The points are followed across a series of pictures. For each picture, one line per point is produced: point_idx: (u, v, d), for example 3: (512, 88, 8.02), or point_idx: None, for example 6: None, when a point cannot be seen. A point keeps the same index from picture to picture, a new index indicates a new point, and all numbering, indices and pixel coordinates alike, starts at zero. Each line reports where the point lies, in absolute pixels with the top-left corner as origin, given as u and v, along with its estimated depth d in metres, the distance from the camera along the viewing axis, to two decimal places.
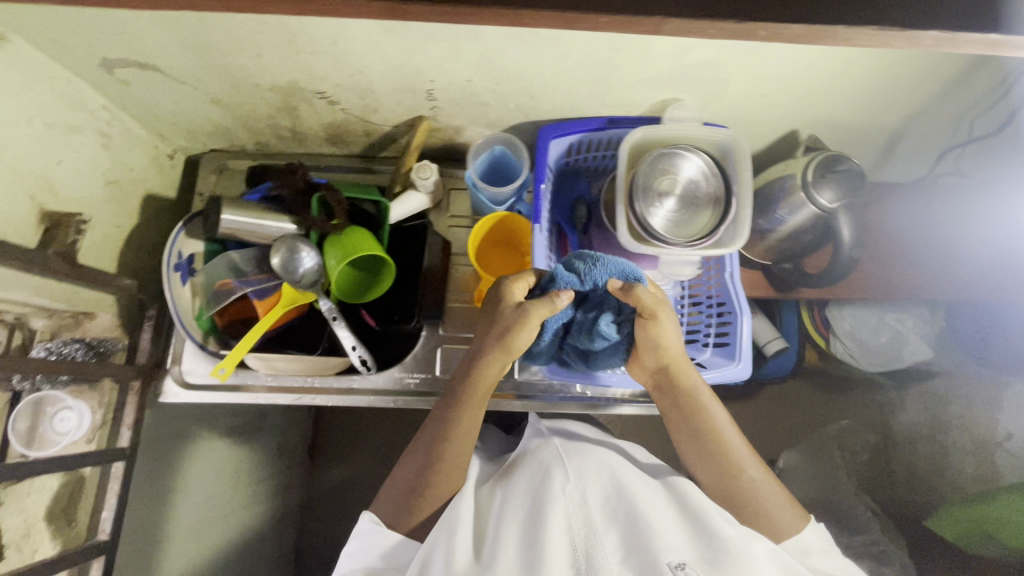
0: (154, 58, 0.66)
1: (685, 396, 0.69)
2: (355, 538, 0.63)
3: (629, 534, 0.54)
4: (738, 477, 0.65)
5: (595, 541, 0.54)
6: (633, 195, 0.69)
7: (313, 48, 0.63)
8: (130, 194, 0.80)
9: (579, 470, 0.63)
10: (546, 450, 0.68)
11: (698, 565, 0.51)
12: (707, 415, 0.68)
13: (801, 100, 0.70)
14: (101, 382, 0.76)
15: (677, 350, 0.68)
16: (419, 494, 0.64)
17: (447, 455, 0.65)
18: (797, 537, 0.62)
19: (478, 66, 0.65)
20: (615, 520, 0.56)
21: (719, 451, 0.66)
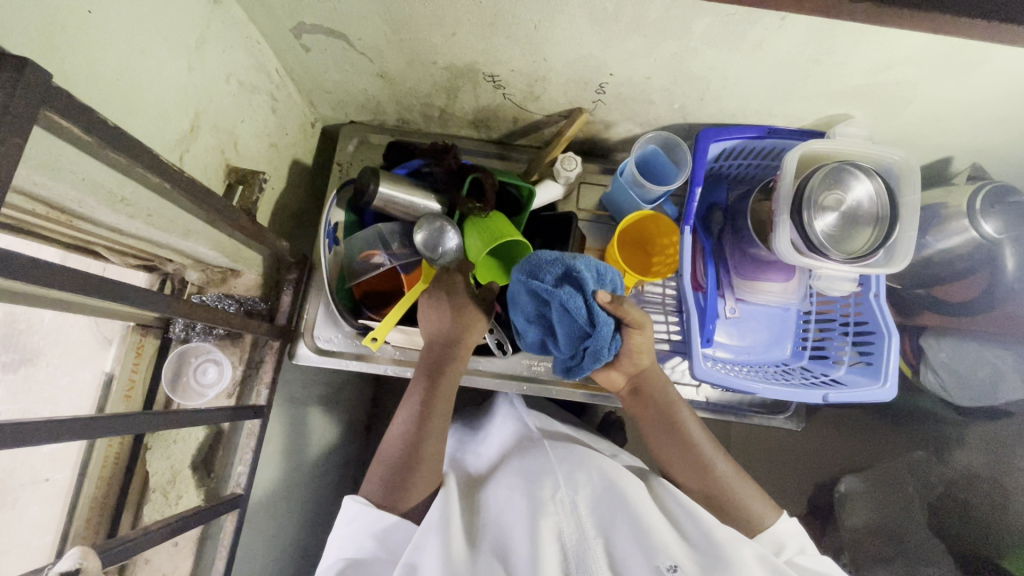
0: (348, 28, 0.67)
1: (660, 405, 0.71)
2: (343, 521, 0.65)
3: (618, 536, 0.59)
4: (712, 475, 0.68)
5: (585, 548, 0.58)
6: (800, 209, 0.69)
7: (510, 31, 0.63)
8: (283, 158, 0.81)
9: (571, 472, 0.65)
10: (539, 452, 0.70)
11: (690, 567, 0.56)
12: (680, 419, 0.70)
13: (975, 127, 0.70)
14: (242, 339, 0.78)
15: (650, 358, 0.71)
16: (410, 477, 0.66)
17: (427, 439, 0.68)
18: (770, 529, 0.66)
19: (666, 64, 0.66)
20: (604, 522, 0.61)
21: (694, 452, 0.69)
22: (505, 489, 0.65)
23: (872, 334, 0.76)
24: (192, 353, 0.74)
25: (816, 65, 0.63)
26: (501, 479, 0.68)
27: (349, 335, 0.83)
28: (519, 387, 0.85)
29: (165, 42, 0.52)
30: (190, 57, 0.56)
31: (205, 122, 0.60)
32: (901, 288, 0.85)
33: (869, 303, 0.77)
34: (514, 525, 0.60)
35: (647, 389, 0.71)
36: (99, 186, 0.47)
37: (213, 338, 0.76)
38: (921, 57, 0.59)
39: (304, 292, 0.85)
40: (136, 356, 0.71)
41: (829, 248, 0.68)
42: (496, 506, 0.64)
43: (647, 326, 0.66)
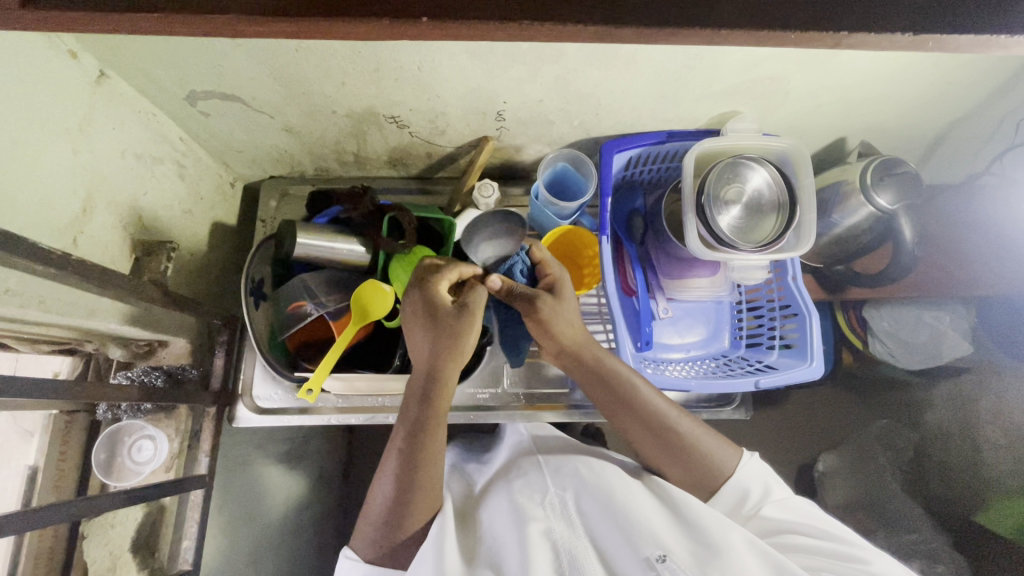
0: (240, 90, 0.68)
1: (602, 375, 0.67)
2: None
3: (608, 532, 0.58)
4: (671, 435, 0.65)
5: (577, 544, 0.57)
6: (703, 203, 0.71)
7: (396, 74, 0.65)
8: (201, 222, 0.81)
9: (560, 474, 0.66)
10: (527, 460, 0.71)
11: (684, 557, 0.54)
12: (634, 390, 0.66)
13: (854, 107, 0.74)
14: (176, 410, 0.76)
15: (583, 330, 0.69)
16: (400, 526, 0.60)
17: (416, 485, 0.60)
18: (734, 478, 0.64)
19: (553, 86, 0.69)
20: (595, 518, 0.59)
21: (656, 420, 0.66)
22: (493, 505, 0.64)
23: (795, 315, 0.78)
24: (125, 432, 0.72)
25: (691, 71, 0.66)
26: (492, 493, 0.67)
27: (289, 390, 0.82)
28: (465, 416, 0.84)
29: (41, 129, 0.53)
30: (73, 139, 0.57)
31: (99, 200, 0.61)
32: (823, 266, 0.89)
33: (789, 286, 0.79)
34: (505, 532, 0.59)
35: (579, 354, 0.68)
36: None
37: (144, 415, 0.74)
38: (782, 53, 0.62)
39: (236, 356, 0.85)
40: (62, 446, 0.69)
41: (737, 240, 0.71)
42: (487, 519, 0.62)
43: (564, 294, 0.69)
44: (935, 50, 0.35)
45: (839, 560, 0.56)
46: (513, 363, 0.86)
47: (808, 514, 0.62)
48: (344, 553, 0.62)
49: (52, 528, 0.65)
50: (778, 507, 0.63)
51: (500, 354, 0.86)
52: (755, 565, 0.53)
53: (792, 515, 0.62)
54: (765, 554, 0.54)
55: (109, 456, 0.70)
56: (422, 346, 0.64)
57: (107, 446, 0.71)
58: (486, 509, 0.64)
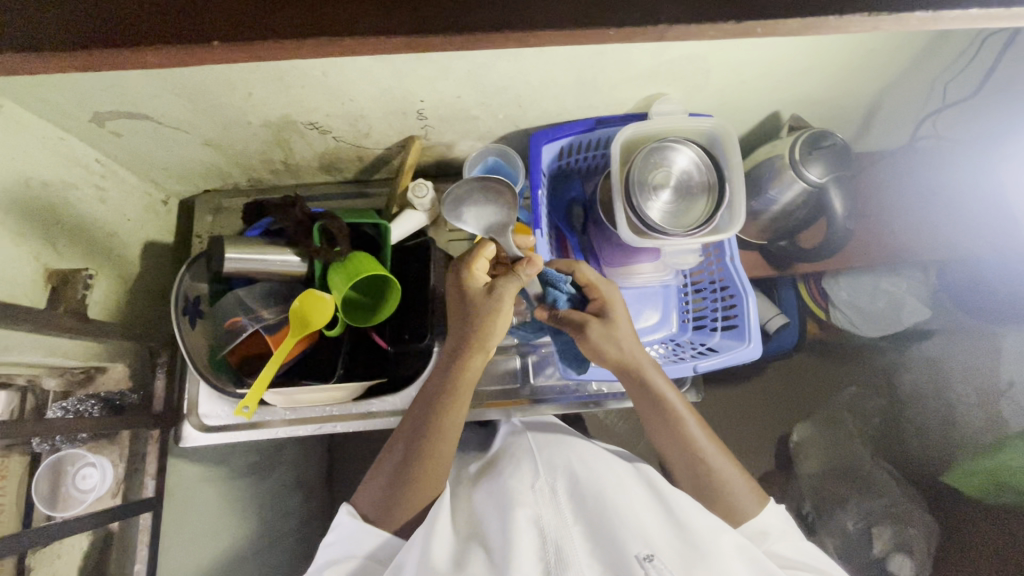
0: (145, 108, 0.66)
1: (649, 396, 0.66)
2: (332, 531, 0.62)
3: (596, 526, 0.57)
4: (702, 467, 0.67)
5: (564, 534, 0.56)
6: (629, 190, 0.70)
7: (302, 81, 0.64)
8: (131, 243, 0.80)
9: (553, 466, 0.66)
10: (521, 448, 0.71)
11: (669, 557, 0.53)
12: (678, 415, 0.67)
13: (779, 82, 0.72)
14: (119, 435, 0.76)
15: (637, 351, 0.67)
16: (402, 496, 0.61)
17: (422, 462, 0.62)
18: (755, 521, 0.65)
19: (466, 82, 0.67)
20: (584, 510, 0.59)
21: (691, 445, 0.67)
22: (490, 494, 0.64)
23: (733, 297, 0.78)
24: (68, 461, 0.71)
25: (603, 57, 0.64)
26: (488, 480, 0.67)
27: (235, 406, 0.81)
28: None
29: None
30: None
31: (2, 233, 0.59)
32: (768, 243, 0.88)
33: (727, 267, 0.78)
34: (498, 520, 0.59)
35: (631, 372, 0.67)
36: None
37: (83, 443, 0.73)
38: None
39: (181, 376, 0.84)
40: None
41: (665, 224, 0.70)
42: (478, 510, 0.63)
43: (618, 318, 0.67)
44: (766, 35, 0.37)
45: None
46: None
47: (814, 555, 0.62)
48: (344, 506, 0.63)
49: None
50: (788, 545, 0.63)
51: (445, 355, 0.86)
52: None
53: (800, 556, 0.62)
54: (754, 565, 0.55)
55: (52, 485, 0.69)
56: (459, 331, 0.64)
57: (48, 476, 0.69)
58: (480, 498, 0.64)
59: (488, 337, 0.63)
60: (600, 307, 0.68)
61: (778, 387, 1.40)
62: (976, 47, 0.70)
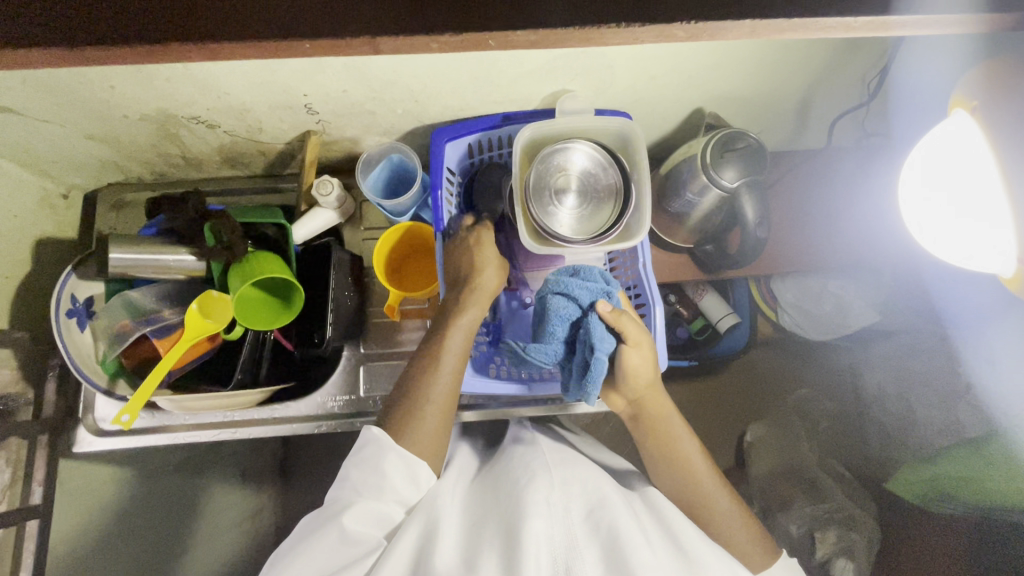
0: (4, 100, 0.62)
1: (657, 428, 0.70)
2: (352, 458, 0.60)
3: (608, 552, 0.53)
4: (709, 514, 0.68)
5: (576, 555, 0.52)
6: (528, 193, 0.66)
7: (165, 74, 0.59)
8: (18, 240, 0.76)
9: (567, 483, 0.60)
10: (532, 458, 0.65)
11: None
12: (682, 449, 0.69)
13: (691, 78, 0.68)
14: (6, 440, 0.71)
15: (651, 384, 0.68)
16: (415, 416, 0.62)
17: (430, 381, 0.64)
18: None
19: (347, 75, 0.62)
20: (599, 533, 0.54)
21: (694, 480, 0.68)
22: (495, 505, 0.59)
23: (643, 305, 0.73)
24: None
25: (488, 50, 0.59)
26: (493, 488, 0.63)
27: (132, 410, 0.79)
28: (316, 427, 0.79)
29: None
30: None
31: None
32: (694, 246, 0.84)
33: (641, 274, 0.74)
34: (501, 531, 0.54)
35: (641, 404, 0.69)
36: None
37: None
38: None
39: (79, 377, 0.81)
40: None
41: (564, 230, 0.65)
42: (479, 513, 0.59)
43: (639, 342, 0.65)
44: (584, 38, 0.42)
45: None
46: (367, 368, 0.82)
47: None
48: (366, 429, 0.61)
49: None
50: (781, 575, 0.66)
51: (352, 360, 0.82)
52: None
53: None
54: None
55: None
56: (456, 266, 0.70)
57: None
58: (479, 508, 0.60)
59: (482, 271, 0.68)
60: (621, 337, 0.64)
61: (733, 386, 1.37)
62: (893, 44, 0.67)
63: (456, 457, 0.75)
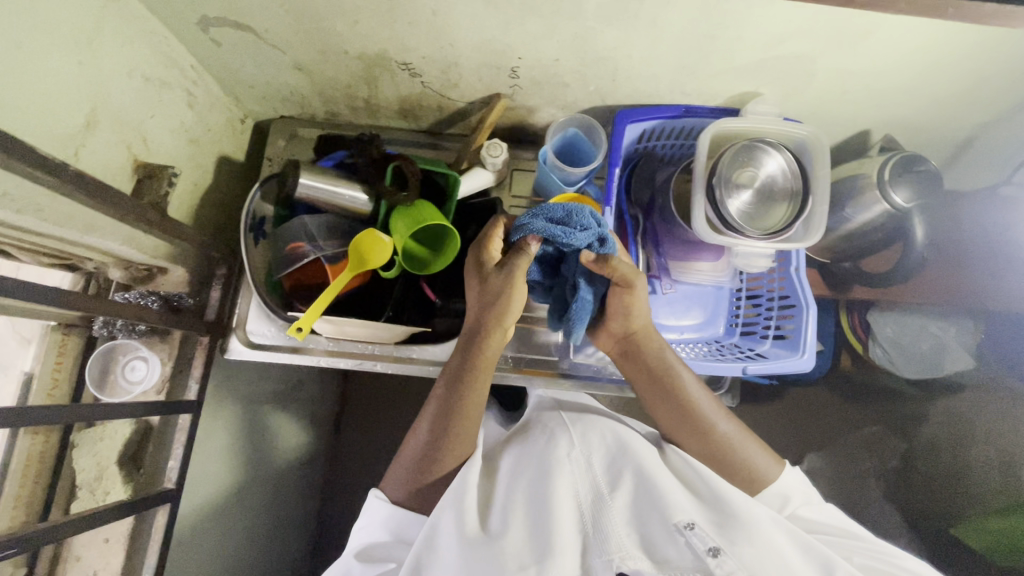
0: (253, 19, 0.66)
1: (652, 369, 0.71)
2: (364, 514, 0.64)
3: (636, 492, 0.58)
4: (714, 437, 0.68)
5: (599, 507, 0.57)
6: (714, 186, 0.69)
7: (411, 17, 0.64)
8: (208, 153, 0.81)
9: (585, 433, 0.65)
10: (551, 417, 0.69)
11: (707, 524, 0.55)
12: (676, 376, 0.70)
13: (879, 99, 0.71)
14: (172, 336, 0.79)
15: (644, 320, 0.70)
16: (428, 467, 0.64)
17: (451, 436, 0.64)
18: (776, 483, 0.67)
19: (570, 45, 0.66)
20: (623, 478, 0.59)
21: (692, 409, 0.69)
22: (525, 456, 0.64)
23: (792, 307, 0.77)
24: (120, 351, 0.75)
25: (714, 41, 0.63)
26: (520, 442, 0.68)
27: (281, 328, 0.83)
28: None
29: (43, 32, 0.52)
30: (81, 51, 0.57)
31: (106, 118, 0.61)
32: (831, 262, 0.88)
33: (790, 277, 0.77)
34: (530, 482, 0.60)
35: (635, 341, 0.71)
36: None
37: (139, 336, 0.76)
38: (812, 27, 0.59)
39: (235, 291, 0.86)
40: (59, 354, 0.71)
41: (744, 224, 0.69)
42: (509, 466, 0.65)
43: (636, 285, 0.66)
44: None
45: (878, 556, 0.60)
46: None
47: (841, 520, 0.65)
48: (373, 493, 0.64)
49: (45, 433, 0.70)
50: (812, 509, 0.66)
51: None
52: (796, 558, 0.54)
53: (825, 517, 0.65)
54: (790, 532, 0.56)
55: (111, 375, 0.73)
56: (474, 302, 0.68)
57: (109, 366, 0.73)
58: (511, 458, 0.66)
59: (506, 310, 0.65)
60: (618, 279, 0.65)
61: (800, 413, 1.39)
62: None
63: (486, 423, 0.81)
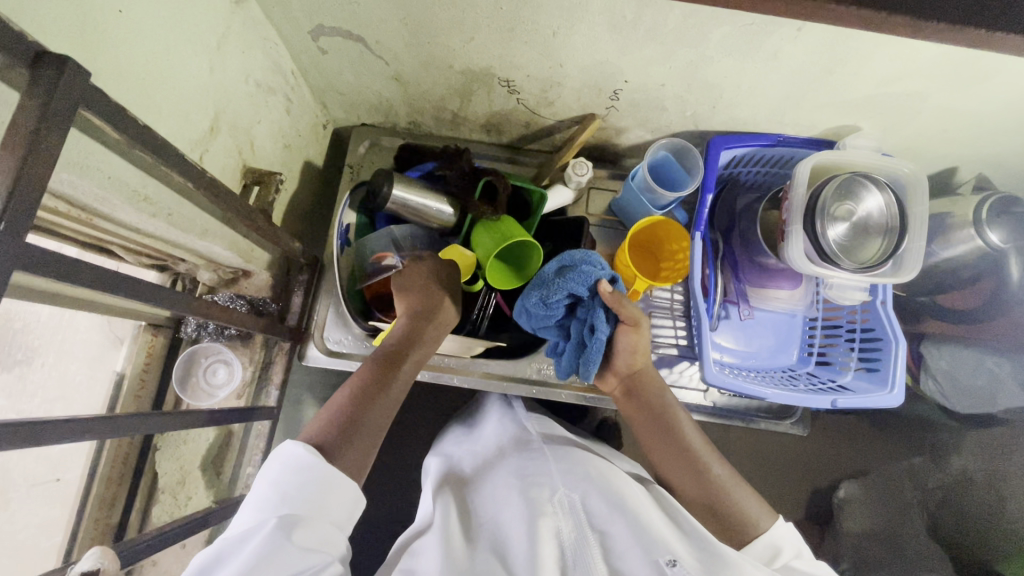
0: (367, 31, 0.66)
1: (649, 404, 0.69)
2: (281, 474, 0.49)
3: (617, 529, 0.56)
4: (710, 480, 0.64)
5: (581, 548, 0.55)
6: (813, 219, 0.70)
7: (528, 37, 0.64)
8: (296, 158, 0.81)
9: (568, 470, 0.63)
10: (535, 453, 0.67)
11: (693, 562, 0.54)
12: (676, 421, 0.67)
13: (979, 138, 0.71)
14: (252, 340, 0.77)
15: (645, 359, 0.69)
16: (349, 443, 0.54)
17: (367, 422, 0.57)
18: (767, 535, 0.61)
19: (681, 72, 0.67)
20: (603, 516, 0.58)
21: (683, 447, 0.66)
22: (501, 493, 0.62)
23: (877, 341, 0.77)
24: (202, 353, 0.75)
25: (829, 75, 0.63)
26: (490, 479, 0.66)
27: (360, 337, 0.81)
28: (527, 390, 0.84)
29: (186, 38, 0.52)
30: (210, 56, 0.57)
31: (222, 123, 0.61)
32: (907, 296, 0.90)
33: (875, 309, 0.77)
34: (509, 524, 0.58)
35: (635, 376, 0.70)
36: (122, 184, 0.46)
37: (224, 339, 0.76)
38: (932, 66, 0.60)
39: (314, 294, 0.84)
40: (147, 356, 0.72)
41: (840, 257, 0.69)
42: (489, 508, 0.62)
43: (644, 325, 0.65)
44: None
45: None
46: None
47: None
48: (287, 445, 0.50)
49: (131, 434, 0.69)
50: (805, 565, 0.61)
51: None
52: None
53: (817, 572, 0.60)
54: None
55: (200, 376, 0.74)
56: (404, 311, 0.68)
57: (196, 366, 0.74)
58: (484, 498, 0.64)
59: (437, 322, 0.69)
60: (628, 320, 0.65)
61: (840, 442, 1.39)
62: None
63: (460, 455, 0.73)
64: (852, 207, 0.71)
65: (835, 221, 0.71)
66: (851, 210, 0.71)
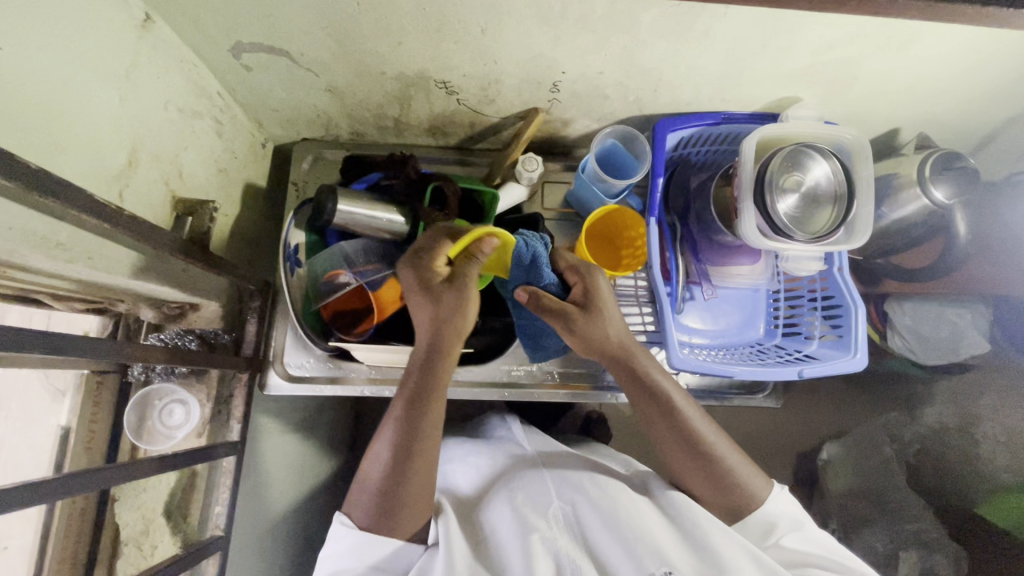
0: (290, 43, 0.63)
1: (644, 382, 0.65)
2: (331, 541, 0.58)
3: (612, 543, 0.55)
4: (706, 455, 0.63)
5: (576, 563, 0.53)
6: (763, 192, 0.69)
7: (458, 36, 0.62)
8: (234, 182, 0.78)
9: (563, 483, 0.62)
10: (529, 471, 0.64)
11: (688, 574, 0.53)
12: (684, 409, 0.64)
13: (915, 98, 0.72)
14: (207, 374, 0.75)
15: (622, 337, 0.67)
16: (396, 504, 0.57)
17: (415, 465, 0.58)
18: (764, 510, 0.62)
19: (618, 59, 0.66)
20: (596, 530, 0.57)
21: (687, 432, 0.63)
22: (496, 511, 0.60)
23: (838, 307, 0.79)
24: (155, 396, 0.70)
25: (763, 49, 0.63)
26: (489, 495, 0.63)
27: (320, 358, 0.79)
28: (497, 392, 0.82)
29: (88, 70, 0.49)
30: (120, 86, 0.53)
31: (142, 154, 0.58)
32: (863, 259, 0.90)
33: (833, 277, 0.79)
34: (505, 542, 0.56)
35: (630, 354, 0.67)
36: (29, 233, 0.43)
37: (175, 378, 0.73)
38: (860, 33, 0.60)
39: (269, 321, 0.82)
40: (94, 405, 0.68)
41: (793, 229, 0.69)
42: (485, 522, 0.60)
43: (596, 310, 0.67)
44: None
45: None
46: None
47: (828, 549, 0.61)
48: (338, 519, 0.59)
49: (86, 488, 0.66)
50: (801, 538, 0.61)
51: None
52: None
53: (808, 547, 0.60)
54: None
55: (159, 419, 0.70)
56: (423, 321, 0.64)
57: (154, 409, 0.70)
58: (480, 515, 0.61)
59: (461, 326, 0.64)
60: (583, 293, 0.68)
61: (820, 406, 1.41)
62: None
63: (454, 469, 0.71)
64: (810, 177, 0.72)
65: (788, 199, 0.71)
66: (799, 179, 0.72)
